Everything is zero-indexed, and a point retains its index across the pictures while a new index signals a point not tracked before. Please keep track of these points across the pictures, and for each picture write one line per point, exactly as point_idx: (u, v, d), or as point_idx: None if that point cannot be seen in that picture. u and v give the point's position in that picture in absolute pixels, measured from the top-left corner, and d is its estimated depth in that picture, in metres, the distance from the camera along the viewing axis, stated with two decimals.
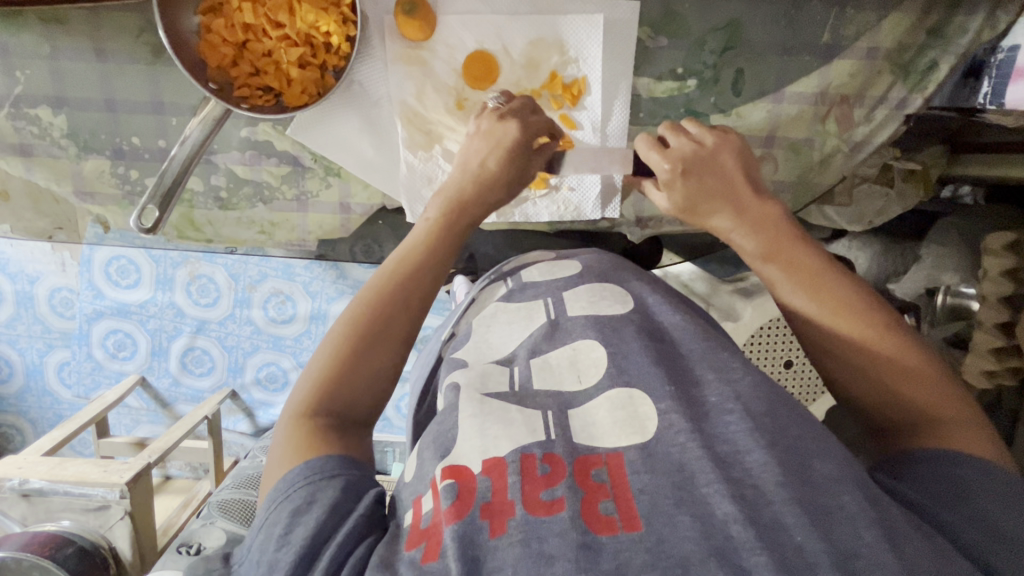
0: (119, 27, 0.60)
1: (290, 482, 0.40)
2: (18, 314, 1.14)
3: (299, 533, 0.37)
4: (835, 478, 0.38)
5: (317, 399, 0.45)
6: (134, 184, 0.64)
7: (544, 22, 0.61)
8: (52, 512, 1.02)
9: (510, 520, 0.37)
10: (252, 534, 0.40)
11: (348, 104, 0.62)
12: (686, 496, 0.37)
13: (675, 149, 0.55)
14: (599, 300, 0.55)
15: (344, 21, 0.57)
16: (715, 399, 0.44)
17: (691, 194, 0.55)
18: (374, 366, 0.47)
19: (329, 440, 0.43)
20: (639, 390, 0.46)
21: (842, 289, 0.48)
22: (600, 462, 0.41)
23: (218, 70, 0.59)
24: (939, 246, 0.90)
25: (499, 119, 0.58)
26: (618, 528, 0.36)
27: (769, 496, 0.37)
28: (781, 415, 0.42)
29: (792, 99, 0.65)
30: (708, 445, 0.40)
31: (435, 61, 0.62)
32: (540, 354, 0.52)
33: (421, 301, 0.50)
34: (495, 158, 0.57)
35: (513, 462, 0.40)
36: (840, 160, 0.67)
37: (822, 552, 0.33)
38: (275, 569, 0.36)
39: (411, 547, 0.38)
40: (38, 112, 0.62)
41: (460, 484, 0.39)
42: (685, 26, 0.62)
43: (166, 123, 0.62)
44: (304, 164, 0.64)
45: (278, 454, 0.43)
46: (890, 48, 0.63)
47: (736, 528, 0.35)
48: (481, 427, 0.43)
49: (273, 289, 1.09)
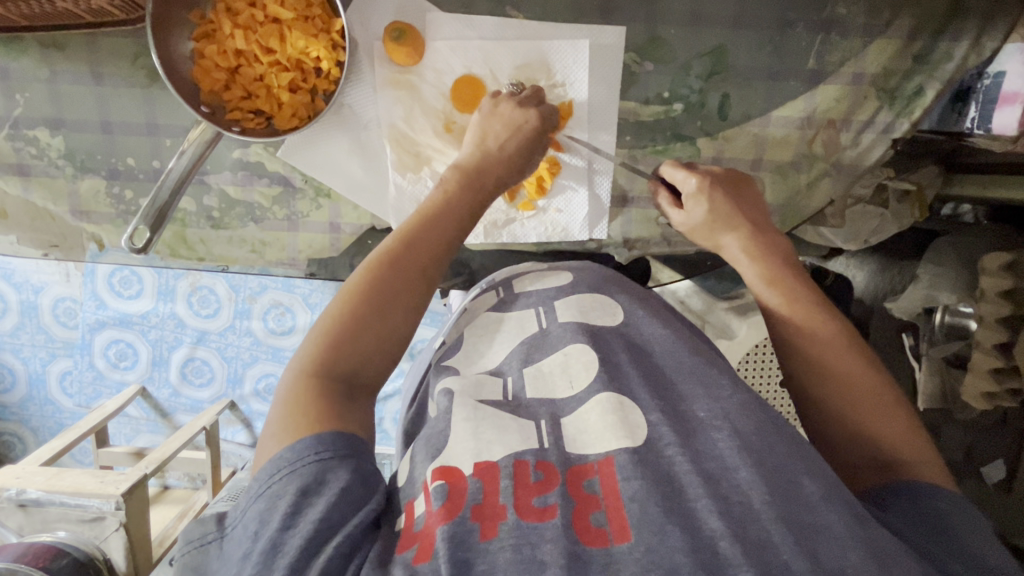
0: (117, 53, 0.61)
1: (299, 453, 0.39)
2: (22, 323, 1.15)
3: (311, 516, 0.37)
4: (821, 497, 0.38)
5: (326, 356, 0.45)
6: (128, 204, 0.65)
7: (531, 47, 0.62)
8: (48, 522, 1.03)
9: (501, 524, 0.37)
10: (251, 499, 0.39)
11: (340, 127, 0.63)
12: (675, 507, 0.37)
13: (703, 170, 0.61)
14: (588, 310, 0.56)
15: (334, 47, 0.58)
16: (704, 415, 0.44)
17: (714, 210, 0.60)
18: (385, 330, 0.47)
19: (338, 400, 0.44)
20: (628, 399, 0.46)
21: (823, 318, 0.52)
22: (592, 471, 0.41)
23: (212, 94, 0.60)
24: (936, 266, 0.89)
25: (517, 105, 0.60)
26: (610, 540, 0.36)
27: (757, 513, 0.37)
28: (771, 435, 0.42)
29: (779, 122, 0.65)
30: (696, 463, 0.41)
31: (424, 85, 0.63)
32: (533, 362, 0.53)
33: (434, 271, 0.51)
34: (512, 142, 0.59)
35: (506, 467, 0.41)
36: (827, 184, 0.67)
37: (807, 570, 0.34)
38: (280, 549, 0.36)
39: (402, 549, 0.37)
40: (36, 134, 0.63)
41: (451, 486, 0.40)
42: (671, 52, 0.63)
43: (161, 144, 0.64)
44: (294, 185, 0.65)
45: (280, 411, 0.43)
46: (876, 73, 0.63)
47: (724, 543, 0.35)
48: (475, 430, 0.44)
49: (272, 301, 1.11)
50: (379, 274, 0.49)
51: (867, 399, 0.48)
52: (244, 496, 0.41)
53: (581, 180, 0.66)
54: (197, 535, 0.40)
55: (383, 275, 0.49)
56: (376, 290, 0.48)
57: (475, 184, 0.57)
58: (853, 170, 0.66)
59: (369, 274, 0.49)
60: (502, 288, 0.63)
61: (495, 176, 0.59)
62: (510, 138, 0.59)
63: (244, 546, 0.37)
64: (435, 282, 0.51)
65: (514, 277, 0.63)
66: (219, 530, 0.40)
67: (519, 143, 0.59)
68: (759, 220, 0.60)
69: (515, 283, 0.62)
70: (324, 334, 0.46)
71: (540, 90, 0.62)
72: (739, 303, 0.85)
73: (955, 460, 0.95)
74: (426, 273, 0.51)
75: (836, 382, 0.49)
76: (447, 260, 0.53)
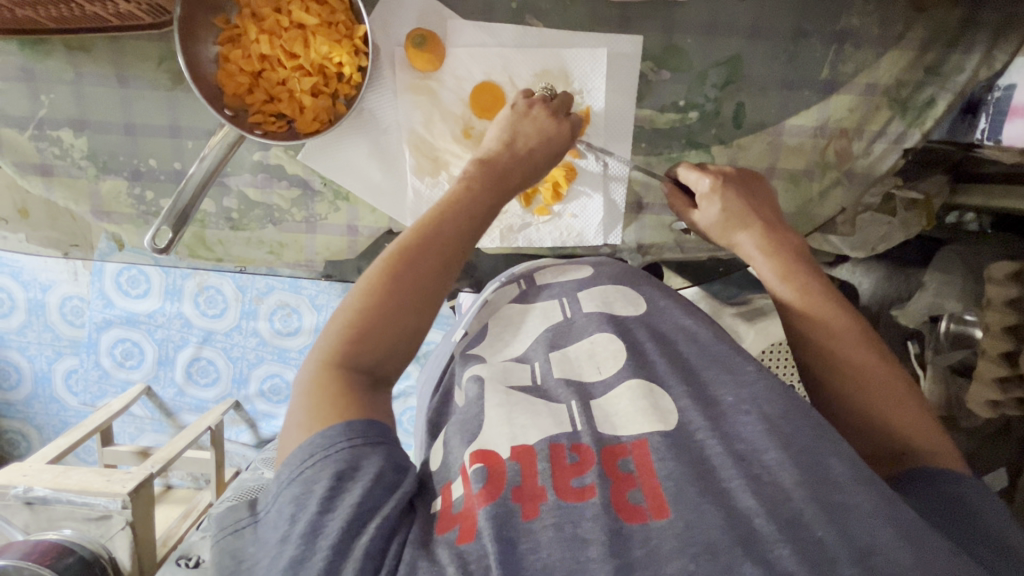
0: (142, 56, 0.62)
1: (332, 439, 0.40)
2: (29, 321, 1.16)
3: (349, 500, 0.37)
4: (853, 478, 0.38)
5: (351, 347, 0.45)
6: (149, 205, 0.66)
7: (549, 55, 0.63)
8: (55, 520, 1.03)
9: (542, 505, 0.38)
10: (281, 486, 0.40)
11: (360, 131, 0.64)
12: (709, 487, 0.38)
13: (715, 169, 0.62)
14: (612, 301, 0.57)
15: (356, 52, 0.59)
16: (732, 400, 0.45)
17: (727, 207, 0.60)
18: (407, 324, 0.47)
19: (360, 391, 0.44)
20: (659, 387, 0.47)
21: (835, 311, 0.52)
22: (625, 452, 0.42)
23: (235, 97, 0.61)
24: (943, 273, 0.90)
25: (553, 115, 0.60)
26: (647, 516, 0.37)
27: (789, 492, 0.38)
28: (798, 417, 0.43)
29: (793, 131, 0.66)
30: (727, 442, 0.42)
31: (443, 91, 0.63)
32: (559, 347, 0.54)
33: (454, 265, 0.51)
34: (541, 149, 0.60)
35: (543, 450, 0.42)
36: (840, 193, 0.68)
37: (842, 548, 0.34)
38: (321, 532, 0.36)
39: (443, 530, 0.39)
40: (59, 134, 0.64)
41: (490, 468, 0.41)
42: (687, 61, 0.64)
43: (183, 146, 0.65)
44: (314, 188, 0.66)
45: (304, 401, 0.43)
46: (889, 84, 0.64)
47: (759, 520, 0.36)
48: (508, 416, 0.46)
49: (278, 302, 1.11)
50: (401, 268, 0.48)
51: (891, 395, 0.48)
52: (274, 483, 0.41)
53: (596, 187, 0.67)
54: (229, 522, 0.41)
55: (406, 268, 0.49)
56: (398, 284, 0.48)
57: (500, 185, 0.58)
58: (865, 179, 0.67)
59: (390, 266, 0.48)
60: (524, 281, 0.63)
61: (516, 180, 0.59)
62: (535, 141, 0.60)
63: (280, 530, 0.37)
64: (455, 276, 0.52)
65: (534, 270, 0.64)
66: (252, 516, 0.41)
67: (548, 151, 0.60)
68: (771, 217, 0.61)
69: (537, 277, 0.63)
70: (347, 325, 0.46)
71: (569, 99, 0.62)
72: (747, 308, 0.86)
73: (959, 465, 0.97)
74: (447, 268, 0.51)
75: (855, 376, 0.50)
76: (466, 255, 0.53)
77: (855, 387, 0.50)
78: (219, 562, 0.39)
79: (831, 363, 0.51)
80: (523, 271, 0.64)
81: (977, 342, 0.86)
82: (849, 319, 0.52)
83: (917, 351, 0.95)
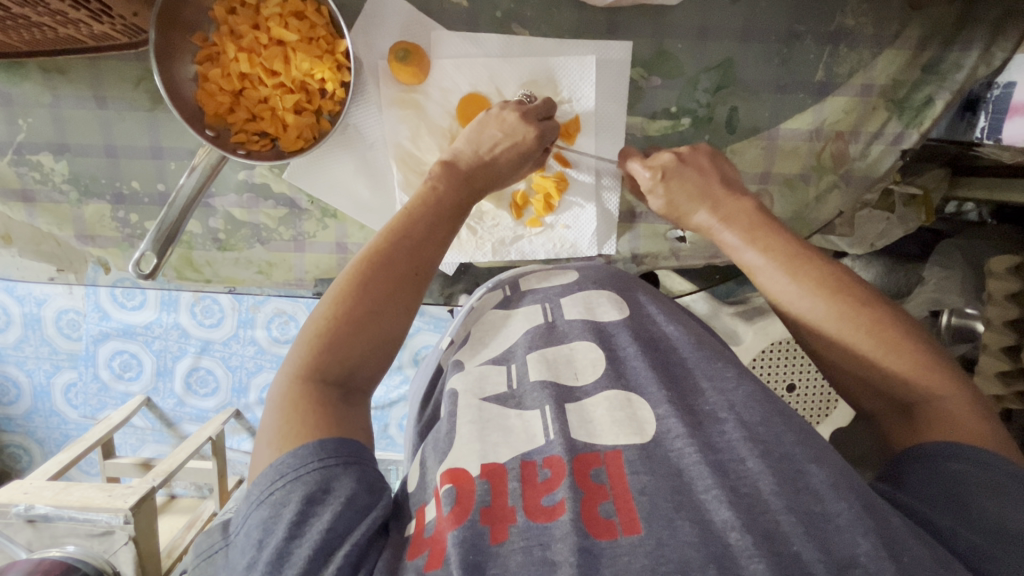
0: (119, 76, 0.61)
1: (303, 458, 0.39)
2: (24, 336, 1.14)
3: (316, 527, 0.37)
4: (831, 487, 0.38)
5: (320, 359, 0.44)
6: (134, 228, 0.65)
7: (538, 64, 0.62)
8: (58, 538, 1.01)
9: (511, 527, 0.38)
10: (251, 507, 0.39)
11: (344, 146, 0.63)
12: (685, 501, 0.38)
13: (656, 158, 0.60)
14: (595, 306, 0.56)
15: (338, 68, 0.58)
16: (710, 407, 0.45)
17: (674, 192, 0.58)
18: (380, 335, 0.47)
19: (332, 405, 0.43)
20: (637, 395, 0.47)
21: (811, 264, 0.51)
22: (599, 462, 0.41)
23: (216, 117, 0.59)
24: (942, 268, 0.91)
25: (522, 118, 0.58)
26: (618, 531, 0.36)
27: (767, 504, 0.37)
28: (777, 424, 0.43)
29: (787, 135, 0.65)
30: (708, 452, 0.41)
31: (429, 104, 0.62)
32: (536, 348, 0.53)
33: (428, 272, 0.51)
34: (507, 153, 0.58)
35: (513, 469, 0.42)
36: (837, 195, 0.66)
37: (818, 562, 0.34)
38: (288, 559, 0.36)
39: (413, 555, 0.38)
40: (40, 158, 0.63)
41: (459, 488, 0.40)
42: (678, 66, 0.62)
43: (166, 167, 0.63)
44: (300, 206, 0.65)
45: (274, 418, 0.42)
46: (885, 84, 0.63)
47: (734, 535, 0.35)
48: (480, 433, 0.45)
49: (275, 310, 1.10)
50: (368, 273, 0.48)
51: (877, 360, 0.47)
52: (244, 503, 0.41)
53: (589, 197, 0.66)
54: (205, 548, 0.42)
55: (375, 273, 0.48)
56: (367, 285, 0.47)
57: (463, 179, 0.57)
58: (865, 181, 0.66)
59: (358, 274, 0.48)
60: (509, 287, 0.63)
61: (481, 182, 0.58)
62: (505, 148, 0.58)
63: (248, 556, 0.37)
64: (427, 285, 0.51)
65: (519, 276, 0.63)
66: (224, 539, 0.41)
67: (512, 159, 0.58)
68: (715, 187, 0.58)
69: (522, 282, 0.62)
70: (318, 336, 0.45)
71: (551, 103, 0.60)
72: (745, 308, 0.85)
73: None
74: (420, 271, 0.50)
75: (840, 345, 0.49)
76: (439, 257, 0.52)
77: (840, 350, 0.49)
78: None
79: (814, 330, 0.50)
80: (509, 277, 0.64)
81: (978, 335, 0.88)
82: (826, 273, 0.50)
83: None
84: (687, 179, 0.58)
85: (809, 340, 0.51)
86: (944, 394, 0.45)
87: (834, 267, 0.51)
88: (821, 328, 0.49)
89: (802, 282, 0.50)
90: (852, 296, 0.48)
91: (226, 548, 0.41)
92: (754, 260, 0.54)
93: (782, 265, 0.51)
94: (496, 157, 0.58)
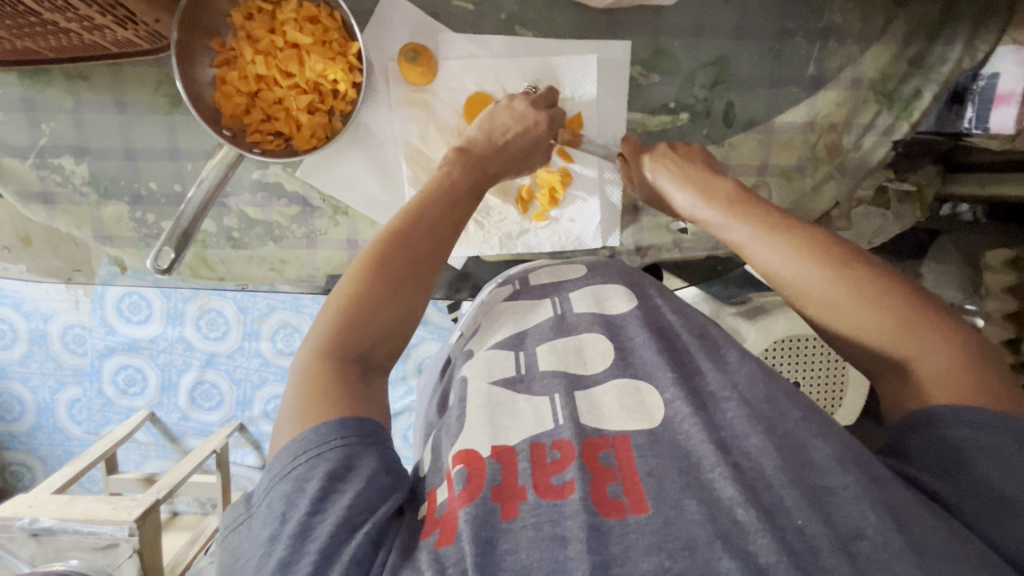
0: (140, 81, 0.63)
1: (325, 435, 0.40)
2: (31, 352, 1.17)
3: (339, 504, 0.38)
4: (835, 459, 0.39)
5: (341, 336, 0.45)
6: (151, 227, 0.67)
7: (541, 63, 0.64)
8: (61, 552, 1.01)
9: (522, 505, 0.39)
10: (273, 480, 0.40)
11: (356, 145, 0.65)
12: (693, 481, 0.39)
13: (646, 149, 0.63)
14: (605, 299, 0.57)
15: (351, 69, 0.60)
16: (713, 388, 0.47)
17: (659, 177, 0.62)
18: (398, 313, 0.48)
19: (352, 381, 0.44)
20: (645, 383, 0.48)
21: (790, 233, 0.52)
22: (607, 445, 0.42)
23: (233, 118, 0.62)
24: (939, 265, 0.93)
25: (531, 104, 0.61)
26: (627, 511, 0.37)
27: (771, 480, 0.39)
28: (781, 400, 0.44)
29: (782, 127, 0.67)
30: (711, 430, 0.42)
31: (437, 103, 0.64)
32: (548, 340, 0.54)
33: (440, 251, 0.52)
34: (518, 141, 0.61)
35: (523, 451, 0.42)
36: (832, 186, 0.68)
37: (822, 535, 0.35)
38: (310, 534, 0.36)
39: (426, 535, 0.39)
40: (60, 162, 0.65)
41: (471, 468, 0.41)
42: (675, 63, 0.65)
43: (183, 168, 0.65)
44: (313, 204, 0.67)
45: (296, 393, 0.43)
46: (874, 78, 0.66)
47: (740, 511, 0.36)
48: (491, 416, 0.46)
49: (280, 322, 1.11)
50: (384, 254, 0.49)
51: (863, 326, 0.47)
52: (265, 476, 0.42)
53: (592, 190, 0.68)
54: (231, 519, 0.42)
55: (389, 254, 0.49)
56: (383, 264, 0.48)
57: (479, 165, 0.59)
58: (859, 171, 0.68)
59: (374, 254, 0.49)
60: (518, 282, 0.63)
61: (495, 167, 0.60)
62: (518, 136, 0.61)
63: (269, 529, 0.38)
64: (440, 265, 0.52)
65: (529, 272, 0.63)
66: (247, 511, 0.41)
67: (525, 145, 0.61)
68: (693, 168, 0.61)
69: (531, 278, 0.63)
70: (339, 313, 0.46)
71: (554, 90, 0.63)
72: (747, 306, 0.86)
73: None
74: (434, 252, 0.52)
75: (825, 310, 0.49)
76: (452, 239, 0.54)
77: (826, 315, 0.50)
78: (222, 559, 0.40)
79: (800, 297, 0.51)
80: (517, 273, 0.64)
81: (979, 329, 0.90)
82: (807, 240, 0.51)
83: None
84: (670, 163, 0.61)
85: (798, 307, 0.52)
86: (935, 355, 0.44)
87: (815, 234, 0.52)
88: (805, 295, 0.51)
89: (780, 250, 0.52)
90: (832, 262, 0.49)
91: (248, 519, 0.40)
92: (738, 238, 0.55)
93: (762, 237, 0.53)
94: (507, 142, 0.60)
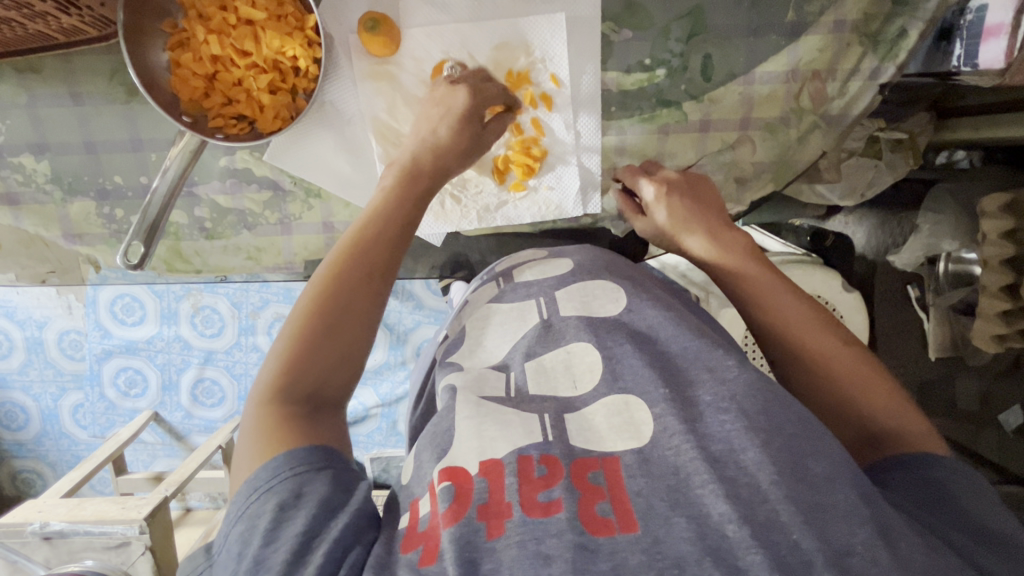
0: (93, 71, 0.61)
1: (276, 470, 0.40)
2: (29, 360, 1.16)
3: (292, 531, 0.37)
4: (829, 476, 0.39)
5: (283, 380, 0.44)
6: (120, 223, 0.65)
7: (508, 26, 0.62)
8: (76, 553, 0.94)
9: (507, 522, 0.38)
10: (229, 525, 0.40)
11: (322, 123, 0.63)
12: (681, 498, 0.39)
13: (659, 176, 0.63)
14: (591, 300, 0.56)
15: (310, 44, 0.58)
16: (709, 401, 0.44)
17: (676, 209, 0.61)
18: (347, 343, 0.46)
19: (301, 421, 0.43)
20: (634, 397, 0.47)
21: (792, 297, 0.54)
22: (597, 466, 0.42)
23: (192, 103, 0.59)
24: (936, 214, 0.93)
25: (451, 86, 0.60)
26: (616, 529, 0.37)
27: (766, 493, 0.38)
28: (777, 412, 0.42)
29: (763, 79, 0.64)
30: (703, 445, 0.41)
31: (403, 74, 0.62)
32: (535, 356, 0.53)
33: (386, 276, 0.50)
34: (445, 123, 0.58)
35: (511, 464, 0.41)
36: (819, 137, 0.67)
37: (817, 551, 0.35)
38: (265, 563, 0.36)
39: (408, 549, 0.39)
40: (20, 160, 0.63)
41: (457, 485, 0.40)
42: (649, 16, 0.62)
43: (147, 160, 0.64)
44: (284, 188, 0.65)
45: (247, 441, 0.43)
46: (857, 19, 0.63)
47: (731, 527, 0.36)
48: (479, 428, 0.44)
49: (275, 314, 1.10)
50: (327, 289, 0.47)
51: (853, 379, 0.50)
52: (224, 522, 0.41)
53: (569, 154, 0.65)
54: (190, 567, 0.43)
55: (333, 288, 0.47)
56: (327, 299, 0.47)
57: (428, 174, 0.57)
58: (843, 121, 0.66)
59: (316, 291, 0.47)
60: (502, 279, 0.64)
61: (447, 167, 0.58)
62: (446, 122, 0.58)
63: (228, 569, 0.37)
64: (390, 285, 0.51)
65: (515, 269, 0.64)
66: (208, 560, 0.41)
67: (454, 127, 0.58)
68: (714, 223, 0.60)
69: (516, 275, 0.63)
70: (281, 356, 0.45)
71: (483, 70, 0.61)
72: None
73: (972, 410, 1.02)
74: (379, 274, 0.50)
75: (820, 361, 0.51)
76: (399, 264, 0.52)
77: (813, 373, 0.52)
78: None
79: (796, 353, 0.53)
80: (503, 268, 0.65)
81: (977, 279, 0.91)
82: (799, 304, 0.54)
83: (917, 295, 0.99)
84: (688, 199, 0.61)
85: (788, 358, 0.53)
86: (908, 418, 0.49)
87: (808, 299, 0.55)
88: (801, 351, 0.52)
89: (779, 316, 0.54)
90: (831, 330, 0.53)
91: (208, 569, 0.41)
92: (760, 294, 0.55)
93: (764, 293, 0.55)
94: (439, 138, 0.58)
